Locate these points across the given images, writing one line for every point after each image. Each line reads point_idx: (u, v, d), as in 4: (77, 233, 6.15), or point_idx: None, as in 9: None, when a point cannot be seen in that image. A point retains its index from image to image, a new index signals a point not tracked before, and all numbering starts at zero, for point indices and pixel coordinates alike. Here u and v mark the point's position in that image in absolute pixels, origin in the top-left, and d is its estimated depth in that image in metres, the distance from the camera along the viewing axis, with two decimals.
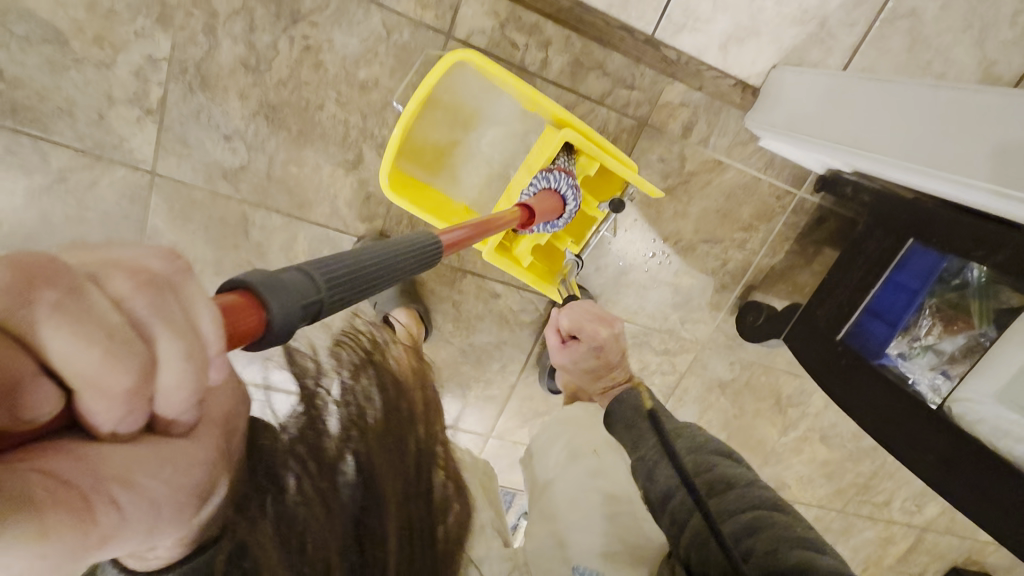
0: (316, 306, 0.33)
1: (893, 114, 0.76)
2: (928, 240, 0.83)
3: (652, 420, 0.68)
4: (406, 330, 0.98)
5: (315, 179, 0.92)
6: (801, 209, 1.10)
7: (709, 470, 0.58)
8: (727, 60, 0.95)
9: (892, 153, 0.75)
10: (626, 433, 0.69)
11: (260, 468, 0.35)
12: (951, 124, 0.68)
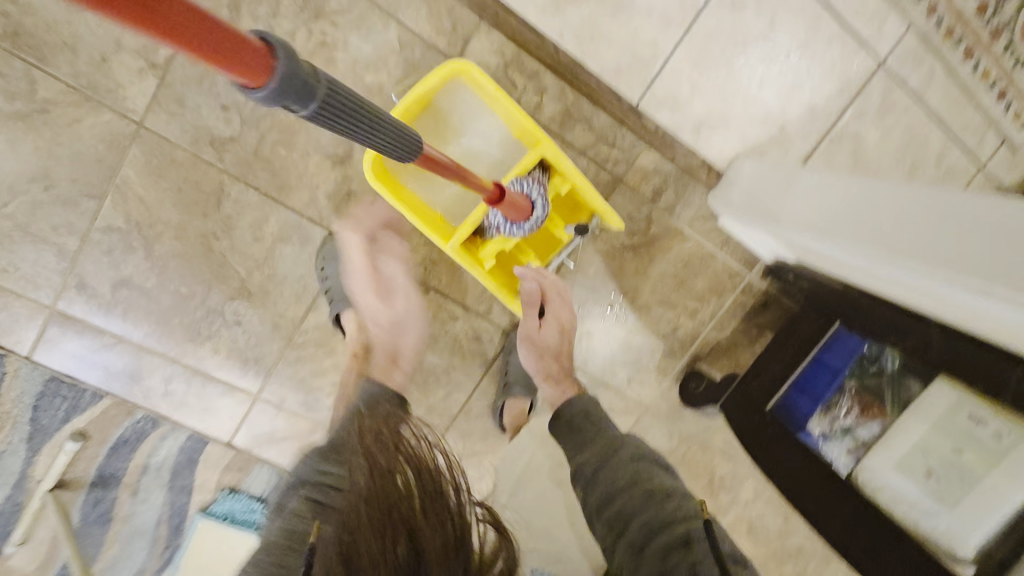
0: (309, 93, 0.41)
1: (835, 200, 0.86)
2: (854, 324, 0.91)
3: (598, 420, 0.66)
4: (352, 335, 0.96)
5: (300, 165, 0.95)
6: (749, 291, 1.19)
7: (651, 480, 0.57)
8: (700, 142, 1.06)
9: (829, 231, 0.85)
10: (571, 435, 0.66)
11: (397, 492, 0.48)
12: (884, 212, 0.77)
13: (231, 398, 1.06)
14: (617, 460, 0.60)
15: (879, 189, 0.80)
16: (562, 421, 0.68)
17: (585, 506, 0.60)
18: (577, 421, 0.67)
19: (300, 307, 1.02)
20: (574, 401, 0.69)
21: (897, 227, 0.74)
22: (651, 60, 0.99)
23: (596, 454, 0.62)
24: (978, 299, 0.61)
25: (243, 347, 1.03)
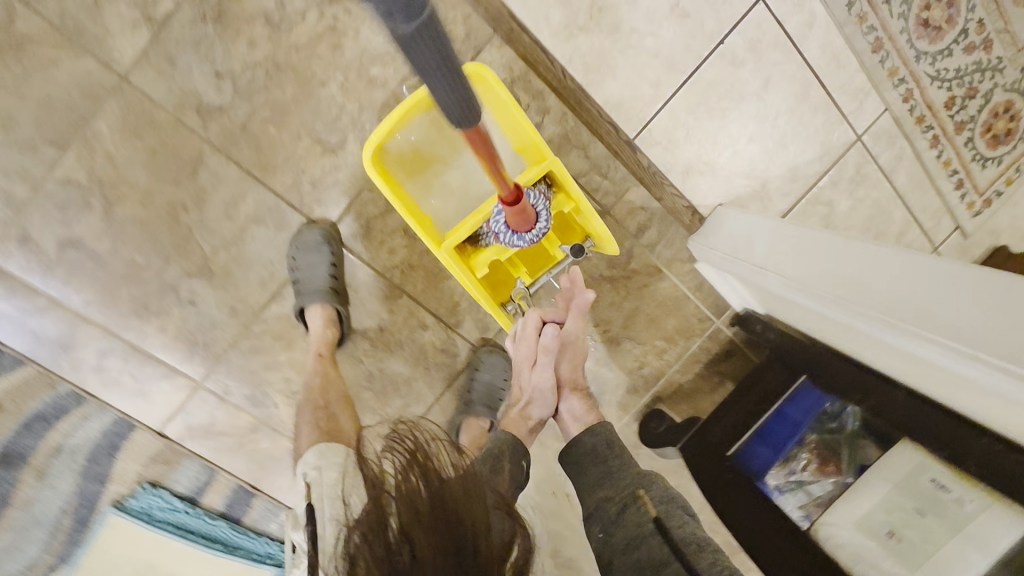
0: (411, 13, 0.40)
1: (817, 256, 0.89)
2: (817, 377, 0.94)
3: (616, 456, 0.68)
4: (317, 332, 0.91)
5: (288, 147, 0.91)
6: (715, 337, 1.20)
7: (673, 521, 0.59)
8: (687, 186, 1.09)
9: (809, 285, 0.86)
10: (590, 465, 0.68)
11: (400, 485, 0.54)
12: (866, 272, 0.79)
13: (170, 382, 0.98)
14: (639, 500, 0.61)
15: (863, 249, 0.82)
16: (577, 451, 0.69)
17: (603, 549, 0.60)
18: (595, 455, 0.68)
19: (263, 294, 0.97)
20: (594, 431, 0.70)
21: (880, 288, 0.76)
22: (652, 100, 1.02)
23: (624, 491, 0.63)
24: (959, 363, 0.61)
25: (193, 329, 0.96)
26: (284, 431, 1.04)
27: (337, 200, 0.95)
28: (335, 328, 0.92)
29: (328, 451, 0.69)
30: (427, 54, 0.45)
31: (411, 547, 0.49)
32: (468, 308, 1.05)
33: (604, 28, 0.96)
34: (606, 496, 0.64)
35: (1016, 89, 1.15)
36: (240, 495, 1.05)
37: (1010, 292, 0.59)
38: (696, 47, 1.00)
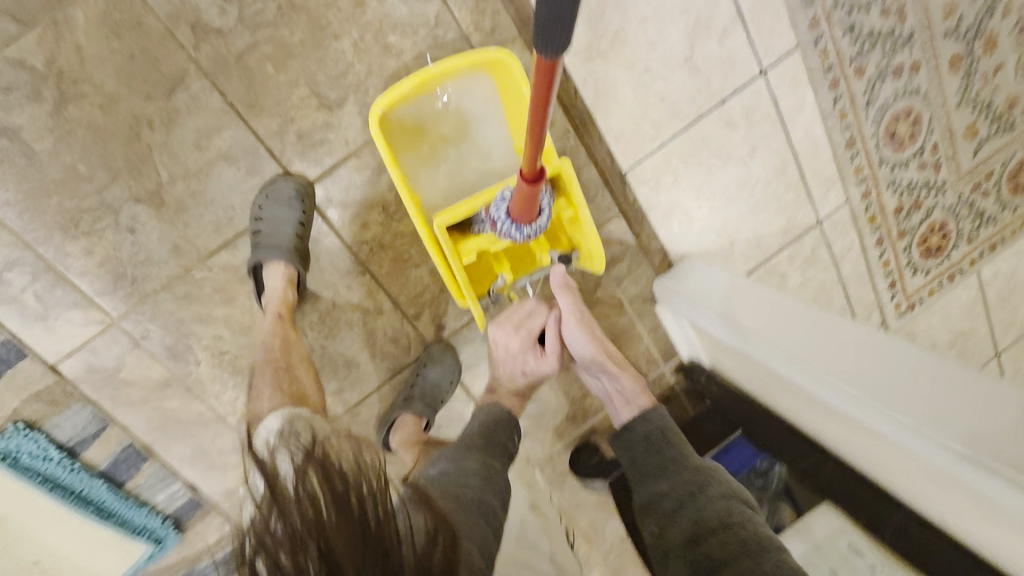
0: None
1: (779, 316, 0.93)
2: (754, 437, 0.98)
3: (670, 445, 0.74)
4: (273, 290, 0.85)
5: (282, 91, 0.85)
6: (658, 381, 1.22)
7: (714, 503, 0.66)
8: (665, 230, 1.11)
9: (766, 336, 0.89)
10: (647, 452, 0.75)
11: (316, 481, 0.47)
12: (826, 339, 0.84)
13: (80, 314, 0.87)
14: (693, 490, 0.68)
15: (828, 320, 0.87)
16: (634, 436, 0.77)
17: (659, 539, 0.69)
18: (651, 444, 0.75)
19: (215, 240, 0.89)
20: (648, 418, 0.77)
21: (846, 360, 0.78)
22: (650, 139, 1.05)
23: (681, 487, 0.69)
24: (904, 434, 0.64)
25: (124, 259, 0.86)
26: (199, 392, 0.94)
27: (321, 159, 0.90)
28: (293, 287, 0.86)
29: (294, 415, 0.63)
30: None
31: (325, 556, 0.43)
32: (430, 302, 1.00)
33: (620, 60, 0.99)
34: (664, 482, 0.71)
35: (952, 212, 1.28)
36: (129, 455, 0.94)
37: (974, 384, 0.64)
38: (699, 101, 1.05)
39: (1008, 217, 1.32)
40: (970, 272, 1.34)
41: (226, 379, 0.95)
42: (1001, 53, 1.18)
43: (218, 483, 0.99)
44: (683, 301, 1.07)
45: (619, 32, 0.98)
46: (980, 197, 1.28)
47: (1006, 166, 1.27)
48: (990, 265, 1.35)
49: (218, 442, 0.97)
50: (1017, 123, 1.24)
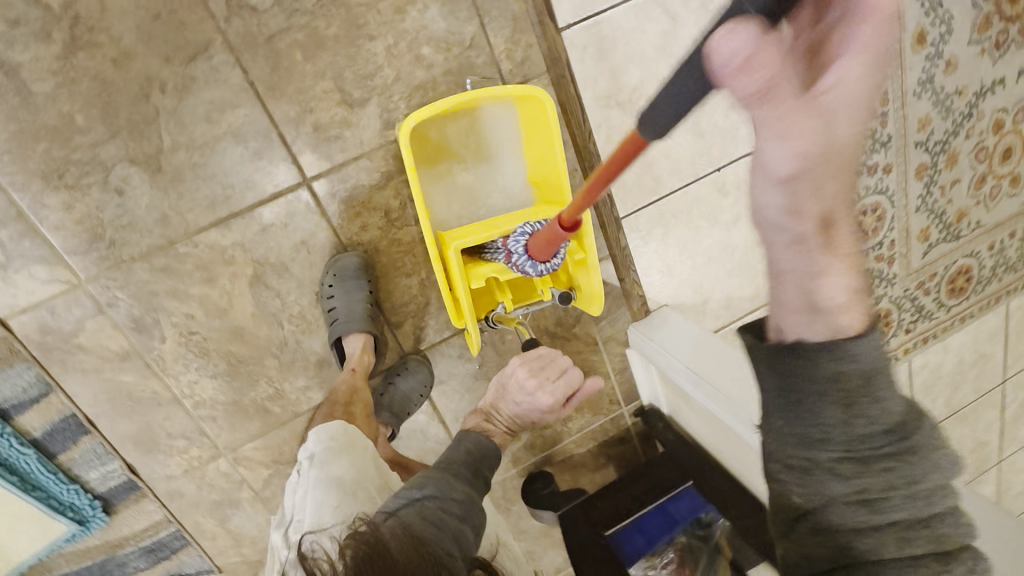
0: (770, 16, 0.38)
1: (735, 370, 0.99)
2: (705, 488, 1.05)
3: (864, 407, 0.44)
4: (353, 358, 0.94)
5: (306, 80, 0.83)
6: (616, 421, 1.25)
7: (889, 501, 0.45)
8: (647, 279, 1.15)
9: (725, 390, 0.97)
10: (821, 406, 0.44)
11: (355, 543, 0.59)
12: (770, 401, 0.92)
13: (45, 270, 0.81)
14: (868, 462, 0.45)
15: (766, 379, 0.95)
16: (801, 376, 0.45)
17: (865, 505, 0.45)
18: (823, 391, 0.44)
19: (207, 216, 0.85)
20: (842, 357, 0.43)
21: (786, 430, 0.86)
22: (650, 192, 1.09)
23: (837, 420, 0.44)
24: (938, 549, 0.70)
25: (105, 221, 0.81)
26: (159, 369, 0.90)
27: (331, 154, 0.88)
28: (368, 356, 0.95)
29: (325, 430, 0.75)
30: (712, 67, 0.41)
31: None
32: (414, 313, 1.01)
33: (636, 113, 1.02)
34: (841, 460, 0.45)
35: (897, 303, 1.39)
36: (68, 427, 0.89)
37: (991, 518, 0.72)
38: (700, 165, 1.10)
39: (942, 315, 1.45)
40: (902, 359, 1.46)
41: (190, 360, 0.91)
42: (960, 169, 1.31)
43: (160, 465, 0.95)
44: (658, 346, 1.12)
45: (639, 89, 0.99)
46: (923, 293, 1.40)
47: (948, 270, 1.40)
48: (919, 355, 1.48)
49: (169, 423, 0.93)
50: (961, 234, 1.37)
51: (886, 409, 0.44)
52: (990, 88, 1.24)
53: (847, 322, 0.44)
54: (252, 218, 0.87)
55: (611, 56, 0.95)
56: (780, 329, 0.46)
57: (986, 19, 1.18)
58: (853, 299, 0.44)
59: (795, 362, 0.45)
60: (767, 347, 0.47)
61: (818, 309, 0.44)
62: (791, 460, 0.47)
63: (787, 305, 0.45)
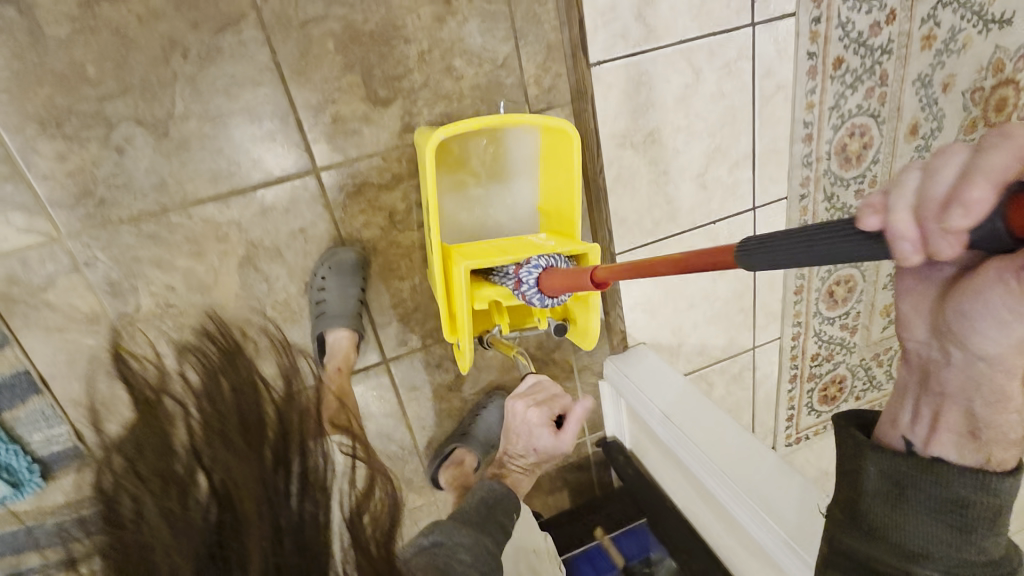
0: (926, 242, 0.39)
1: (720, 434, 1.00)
2: (657, 526, 1.09)
3: (981, 538, 0.43)
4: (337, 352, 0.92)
5: (334, 70, 0.82)
6: (578, 449, 1.27)
7: None
8: (630, 316, 1.18)
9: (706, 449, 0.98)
10: (935, 522, 0.44)
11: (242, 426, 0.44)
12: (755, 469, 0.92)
13: (24, 218, 0.77)
14: None
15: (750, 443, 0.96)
16: (920, 491, 0.45)
17: None
18: (941, 512, 0.44)
19: (207, 189, 0.82)
20: (981, 487, 0.43)
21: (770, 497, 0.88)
22: (646, 234, 1.11)
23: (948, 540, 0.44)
24: None
25: (98, 177, 0.78)
26: None
27: (346, 148, 0.87)
28: (355, 351, 0.93)
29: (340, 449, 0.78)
30: (857, 249, 0.41)
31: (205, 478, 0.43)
32: (400, 316, 1.01)
33: (647, 155, 1.05)
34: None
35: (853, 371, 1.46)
36: (19, 384, 0.84)
37: None
38: (696, 216, 1.14)
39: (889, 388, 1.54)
40: None
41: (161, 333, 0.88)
42: None
43: None
44: (633, 383, 1.15)
45: (654, 131, 1.03)
46: (876, 365, 1.48)
47: None
48: None
49: None
50: None
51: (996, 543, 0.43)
52: None
53: (1006, 448, 0.43)
54: (253, 198, 0.85)
55: (633, 97, 0.99)
56: (911, 441, 0.46)
57: (973, 122, 1.24)
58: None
59: (918, 477, 0.45)
60: (890, 452, 0.47)
61: (978, 437, 0.43)
62: (881, 561, 0.46)
63: (940, 420, 0.45)
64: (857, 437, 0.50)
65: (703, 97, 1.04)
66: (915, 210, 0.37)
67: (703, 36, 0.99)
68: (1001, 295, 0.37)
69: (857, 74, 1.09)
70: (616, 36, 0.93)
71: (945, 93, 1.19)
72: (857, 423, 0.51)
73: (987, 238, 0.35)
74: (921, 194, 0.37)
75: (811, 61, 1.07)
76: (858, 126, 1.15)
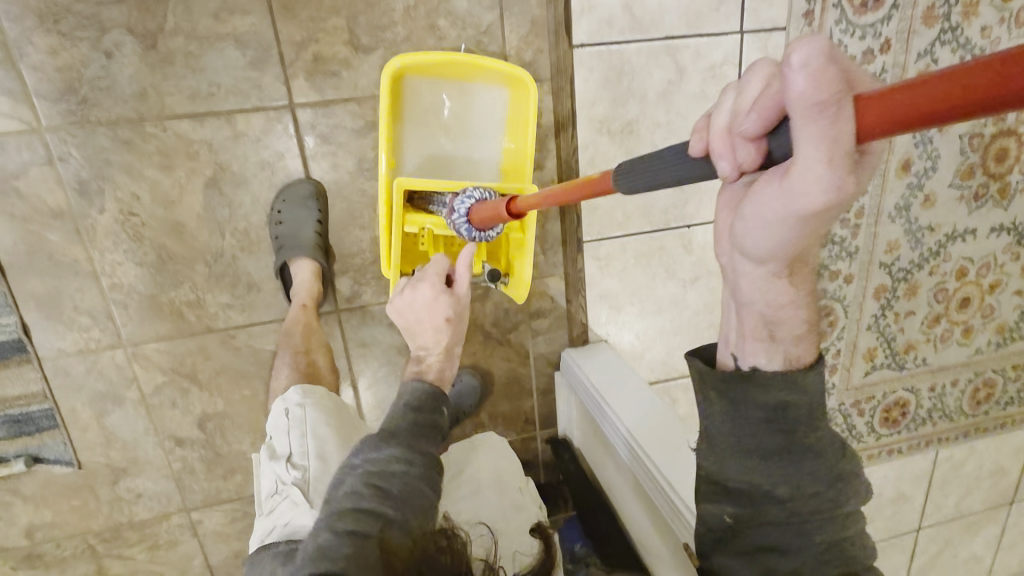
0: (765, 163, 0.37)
1: (635, 400, 1.02)
2: (587, 523, 1.05)
3: (804, 432, 0.45)
4: (303, 285, 0.94)
5: (321, 11, 0.87)
6: (527, 442, 1.24)
7: (816, 532, 0.45)
8: (595, 306, 1.14)
9: (619, 407, 1.01)
10: (764, 431, 0.45)
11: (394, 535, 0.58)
12: (654, 423, 0.96)
13: (8, 104, 0.81)
14: (806, 485, 0.45)
15: (659, 407, 0.99)
16: (751, 402, 0.46)
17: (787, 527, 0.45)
18: (766, 421, 0.45)
19: (184, 106, 0.86)
20: (792, 386, 0.45)
21: (664, 447, 0.90)
22: (617, 225, 1.10)
23: (777, 437, 0.45)
24: None
25: (84, 77, 0.82)
26: (86, 240, 0.89)
27: (323, 88, 0.90)
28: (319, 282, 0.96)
29: (308, 392, 0.88)
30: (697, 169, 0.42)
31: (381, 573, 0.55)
32: (357, 266, 1.02)
33: (625, 145, 1.06)
34: (779, 483, 0.45)
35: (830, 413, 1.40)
36: None
37: None
38: None
39: (871, 440, 1.45)
40: None
41: (121, 240, 0.90)
42: (917, 301, 1.33)
43: (54, 337, 0.92)
44: (574, 364, 1.14)
45: (633, 122, 1.04)
46: (855, 413, 1.41)
47: (885, 397, 1.41)
48: None
49: (79, 296, 0.91)
50: (905, 365, 1.39)
51: (816, 436, 0.45)
52: (961, 235, 1.28)
53: (799, 346, 0.45)
54: (227, 122, 0.89)
55: (615, 85, 1.01)
56: (738, 356, 0.47)
57: (970, 168, 1.23)
58: (804, 330, 0.45)
59: (746, 390, 0.46)
60: (719, 374, 0.48)
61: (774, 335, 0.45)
62: (731, 477, 0.47)
63: (743, 329, 0.46)
64: (694, 364, 0.50)
65: (685, 96, 1.05)
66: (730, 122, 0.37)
67: (690, 35, 1.02)
68: (771, 200, 0.36)
69: None
70: (601, 21, 0.96)
71: (940, 133, 1.18)
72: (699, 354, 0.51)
73: (777, 145, 0.35)
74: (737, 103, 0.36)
75: None
76: None
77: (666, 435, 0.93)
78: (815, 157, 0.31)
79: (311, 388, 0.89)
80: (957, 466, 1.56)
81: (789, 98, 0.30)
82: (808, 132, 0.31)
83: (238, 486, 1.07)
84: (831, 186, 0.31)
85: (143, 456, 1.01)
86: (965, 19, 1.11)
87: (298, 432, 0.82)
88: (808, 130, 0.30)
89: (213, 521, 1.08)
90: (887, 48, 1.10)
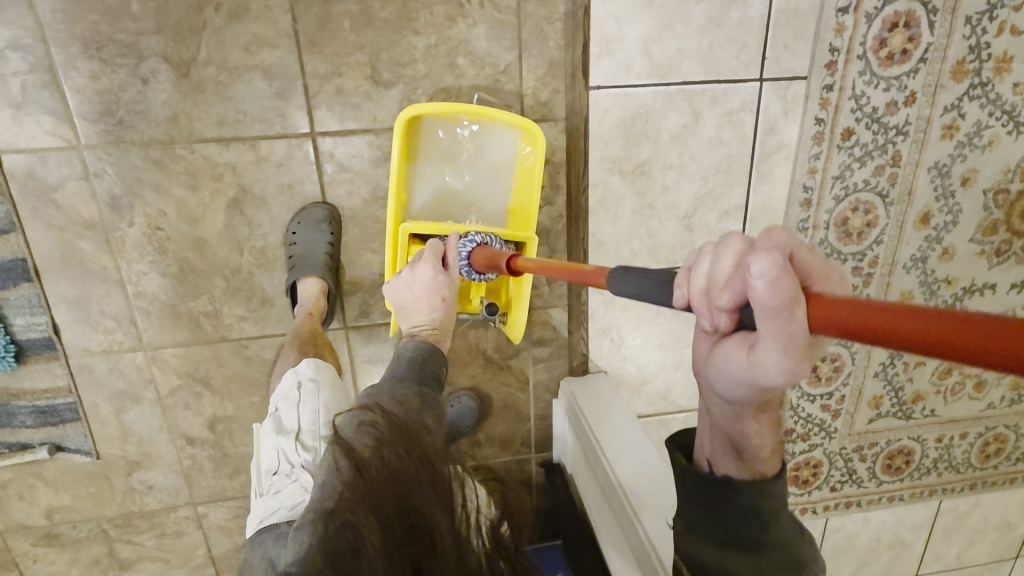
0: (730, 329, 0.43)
1: (621, 433, 1.06)
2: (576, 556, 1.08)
3: (774, 529, 0.50)
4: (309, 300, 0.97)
5: (345, 47, 0.90)
6: (521, 463, 1.27)
7: None
8: (596, 339, 1.16)
9: (607, 440, 1.05)
10: (739, 529, 0.51)
11: (401, 436, 0.58)
12: (637, 457, 1.02)
13: (51, 123, 0.87)
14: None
15: (642, 442, 1.04)
16: (728, 502, 0.51)
17: None
18: (743, 519, 0.51)
19: (212, 130, 0.91)
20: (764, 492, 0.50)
21: (647, 484, 0.96)
22: (622, 262, 1.12)
23: (754, 534, 0.50)
24: None
25: (122, 100, 0.88)
26: (115, 250, 0.95)
27: (343, 117, 0.94)
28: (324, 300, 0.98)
29: (320, 367, 0.92)
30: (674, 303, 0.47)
31: (391, 471, 0.54)
32: (367, 287, 1.06)
33: (635, 185, 1.07)
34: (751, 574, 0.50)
35: (830, 457, 1.39)
36: (14, 269, 0.93)
37: None
38: (679, 254, 1.14)
39: (871, 486, 1.44)
40: (820, 515, 1.46)
41: (147, 252, 0.96)
42: None
43: (81, 337, 0.98)
44: (569, 393, 1.17)
45: (645, 164, 1.06)
46: (857, 459, 1.40)
47: (889, 445, 1.40)
48: (838, 517, 1.47)
49: (105, 301, 0.97)
50: (912, 415, 1.37)
51: (782, 530, 0.51)
52: (980, 289, 1.26)
53: (762, 462, 0.51)
54: (251, 147, 0.93)
55: (628, 126, 1.02)
56: (711, 463, 0.53)
57: (993, 224, 1.20)
58: (771, 450, 0.51)
59: (724, 492, 0.51)
60: (696, 473, 0.53)
61: (742, 455, 0.51)
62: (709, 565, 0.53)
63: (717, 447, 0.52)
64: (676, 460, 0.55)
65: (699, 140, 1.06)
66: (703, 288, 0.42)
67: (708, 81, 1.02)
68: (738, 362, 0.42)
69: (867, 148, 1.09)
70: (618, 65, 0.98)
71: (964, 188, 1.16)
72: (677, 444, 0.57)
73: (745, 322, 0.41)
74: (709, 274, 0.41)
75: (819, 127, 1.08)
76: (861, 202, 1.13)
77: (649, 472, 0.98)
78: (775, 346, 0.37)
79: (323, 364, 0.93)
80: (961, 518, 1.53)
81: (753, 298, 0.36)
82: (766, 328, 0.37)
83: (243, 485, 1.12)
84: (787, 367, 0.38)
85: (156, 451, 1.07)
86: (997, 74, 1.08)
87: (310, 409, 0.87)
88: (767, 326, 0.37)
89: (217, 515, 1.14)
90: (912, 101, 1.07)
